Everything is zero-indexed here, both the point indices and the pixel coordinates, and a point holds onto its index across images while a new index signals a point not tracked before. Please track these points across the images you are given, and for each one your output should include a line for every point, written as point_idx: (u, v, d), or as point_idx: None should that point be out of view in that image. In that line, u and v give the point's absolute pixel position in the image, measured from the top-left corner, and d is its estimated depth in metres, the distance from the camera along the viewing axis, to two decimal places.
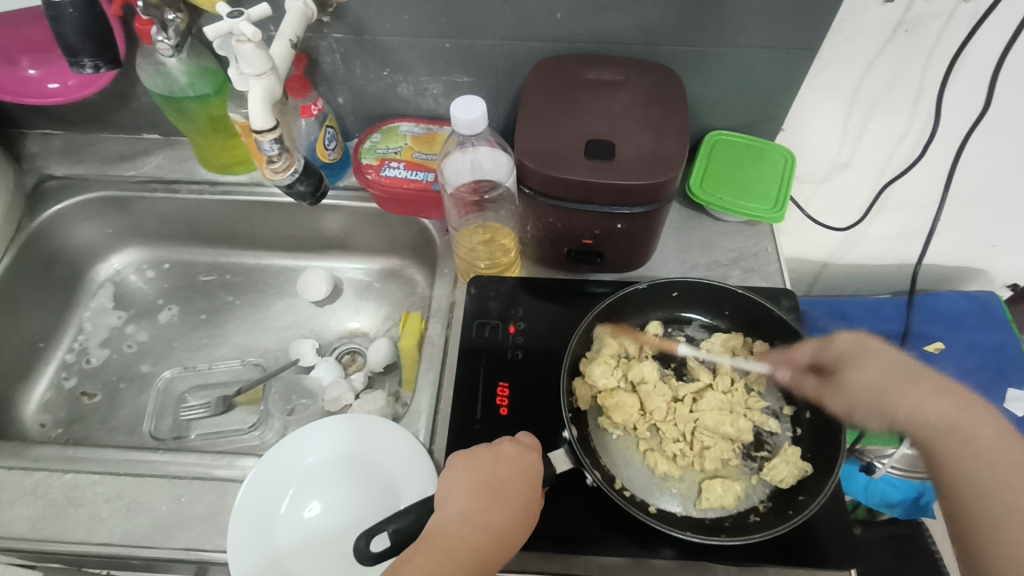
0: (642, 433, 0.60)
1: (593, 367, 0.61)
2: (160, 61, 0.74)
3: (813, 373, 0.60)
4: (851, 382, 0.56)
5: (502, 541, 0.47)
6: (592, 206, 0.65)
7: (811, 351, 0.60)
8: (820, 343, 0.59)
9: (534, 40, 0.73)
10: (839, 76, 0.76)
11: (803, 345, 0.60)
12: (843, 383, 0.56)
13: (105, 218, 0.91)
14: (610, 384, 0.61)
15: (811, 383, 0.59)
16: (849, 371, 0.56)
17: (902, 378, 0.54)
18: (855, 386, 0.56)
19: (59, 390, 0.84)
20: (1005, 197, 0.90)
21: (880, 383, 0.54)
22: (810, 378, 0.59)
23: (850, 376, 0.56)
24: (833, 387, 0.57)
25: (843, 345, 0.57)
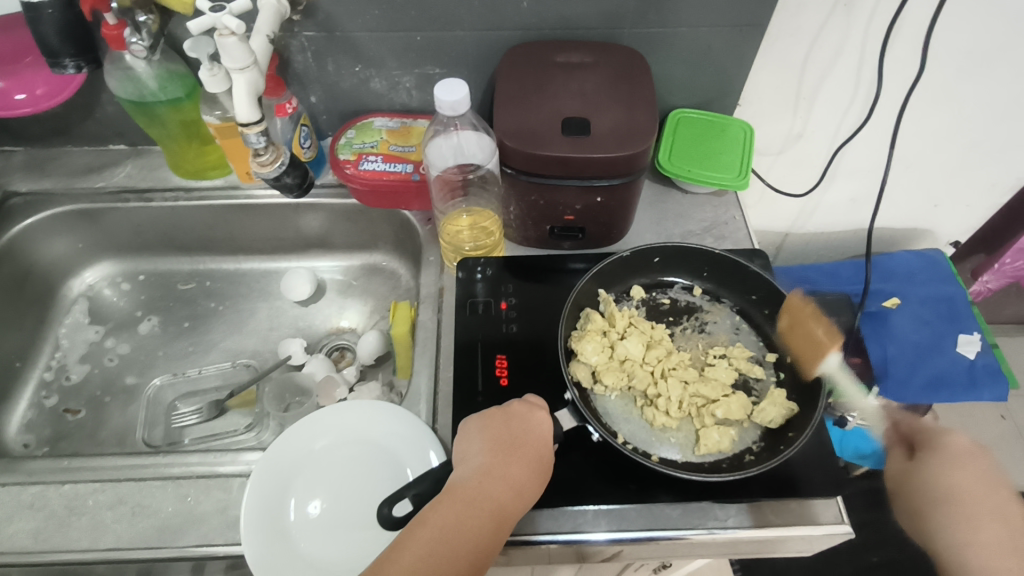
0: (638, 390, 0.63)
1: (585, 345, 0.63)
2: (129, 66, 0.74)
3: (906, 447, 0.59)
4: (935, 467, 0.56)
5: (520, 491, 0.50)
6: (572, 180, 0.68)
7: (922, 426, 0.59)
8: (940, 428, 0.58)
9: (503, 29, 0.76)
10: (788, 50, 0.81)
11: (915, 419, 0.60)
12: (918, 467, 0.57)
13: (76, 231, 0.89)
14: (602, 360, 0.63)
15: (900, 457, 0.59)
16: (932, 463, 0.56)
17: (969, 495, 0.53)
18: (929, 475, 0.55)
19: (40, 409, 0.82)
20: (943, 157, 0.98)
21: (945, 482, 0.54)
22: (902, 451, 0.59)
23: (944, 470, 0.55)
24: (912, 465, 0.57)
25: (957, 446, 0.56)
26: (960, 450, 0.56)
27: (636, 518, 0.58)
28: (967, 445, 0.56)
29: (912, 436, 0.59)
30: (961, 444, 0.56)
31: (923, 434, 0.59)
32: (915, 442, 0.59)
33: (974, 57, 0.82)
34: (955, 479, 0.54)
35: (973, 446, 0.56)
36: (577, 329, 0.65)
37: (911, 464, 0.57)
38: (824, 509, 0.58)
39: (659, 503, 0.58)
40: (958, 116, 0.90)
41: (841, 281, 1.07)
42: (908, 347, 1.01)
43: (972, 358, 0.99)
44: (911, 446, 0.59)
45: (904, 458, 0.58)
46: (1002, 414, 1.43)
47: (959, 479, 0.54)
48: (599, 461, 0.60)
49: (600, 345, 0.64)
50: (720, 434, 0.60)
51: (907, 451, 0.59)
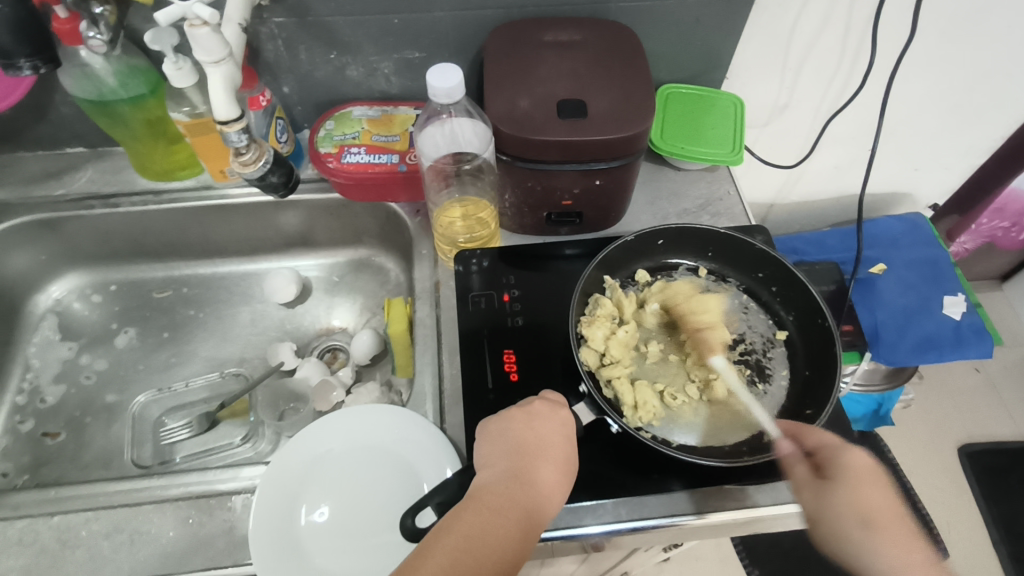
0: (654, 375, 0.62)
1: (594, 330, 0.62)
2: (85, 63, 0.68)
3: (811, 465, 0.53)
4: (839, 493, 0.50)
5: (549, 494, 0.49)
6: (572, 164, 0.65)
7: (826, 442, 0.53)
8: (840, 443, 0.53)
9: (485, 8, 0.72)
10: (777, 20, 0.79)
11: (823, 433, 0.54)
12: (831, 493, 0.51)
13: (37, 243, 0.83)
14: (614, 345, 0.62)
15: (804, 473, 0.53)
16: (854, 486, 0.50)
17: (879, 513, 0.50)
18: (845, 499, 0.50)
19: (15, 435, 0.77)
20: (925, 122, 0.98)
21: (860, 510, 0.50)
22: (804, 467, 0.53)
23: (847, 499, 0.50)
24: (821, 495, 0.51)
25: (858, 463, 0.51)
26: (862, 467, 0.51)
27: (657, 505, 0.57)
28: (871, 461, 0.52)
29: (817, 453, 0.53)
30: (866, 462, 0.52)
31: (831, 453, 0.52)
32: (819, 459, 0.53)
33: (958, 20, 0.82)
34: (857, 506, 0.50)
35: (874, 461, 0.52)
36: (586, 315, 0.64)
37: (820, 486, 0.51)
38: None
39: (677, 490, 0.57)
40: (940, 81, 0.90)
41: (828, 250, 1.08)
42: (896, 311, 1.01)
43: (958, 319, 1.00)
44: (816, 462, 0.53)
45: (810, 478, 0.52)
46: (976, 367, 1.47)
47: (875, 499, 0.50)
48: (617, 451, 0.59)
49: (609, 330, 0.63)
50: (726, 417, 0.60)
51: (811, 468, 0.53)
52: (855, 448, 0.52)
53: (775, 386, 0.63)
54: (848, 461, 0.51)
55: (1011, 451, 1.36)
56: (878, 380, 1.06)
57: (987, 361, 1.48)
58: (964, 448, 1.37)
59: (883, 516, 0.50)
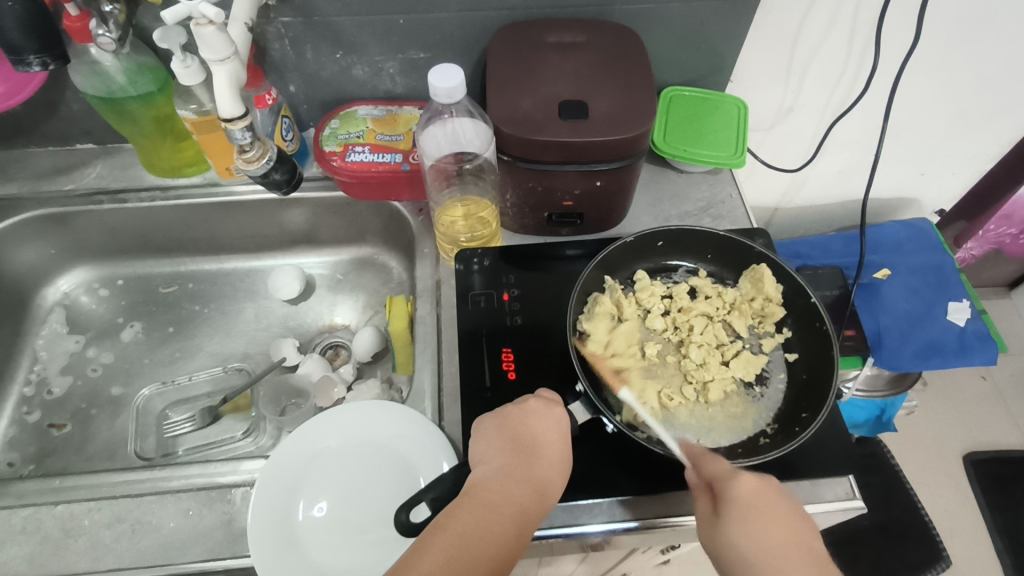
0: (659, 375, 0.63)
1: (594, 324, 0.63)
2: (95, 60, 0.69)
3: (709, 496, 0.50)
4: (735, 525, 0.47)
5: (543, 490, 0.49)
6: (572, 165, 0.66)
7: (719, 471, 0.51)
8: (730, 470, 0.51)
9: (489, 9, 0.73)
10: (782, 24, 0.79)
11: (716, 461, 0.52)
12: (728, 526, 0.48)
13: (47, 237, 0.84)
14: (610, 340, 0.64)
15: (705, 506, 0.50)
16: (741, 517, 0.47)
17: (781, 544, 0.47)
18: (740, 532, 0.47)
19: (22, 426, 0.78)
20: (931, 127, 0.98)
21: (758, 542, 0.46)
22: (707, 500, 0.50)
23: (741, 530, 0.47)
24: (721, 531, 0.48)
25: (750, 491, 0.49)
26: (750, 495, 0.49)
27: (651, 506, 0.57)
28: (758, 485, 0.50)
29: (714, 482, 0.50)
30: (755, 490, 0.49)
31: (723, 481, 0.50)
32: (715, 490, 0.50)
33: (964, 25, 0.81)
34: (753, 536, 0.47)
35: (760, 483, 0.49)
36: (584, 314, 0.64)
37: (715, 519, 0.49)
38: (834, 487, 0.59)
39: (673, 491, 0.58)
40: (946, 85, 0.90)
41: (832, 255, 1.08)
42: (900, 317, 1.01)
43: (962, 326, 0.99)
44: (713, 493, 0.50)
45: (711, 512, 0.49)
46: (983, 375, 1.46)
47: (772, 531, 0.47)
48: (613, 451, 0.60)
49: (609, 327, 0.64)
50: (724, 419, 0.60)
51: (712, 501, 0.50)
52: (744, 474, 0.50)
53: (772, 389, 0.63)
54: (737, 489, 0.49)
55: (1017, 461, 1.35)
56: (880, 387, 1.06)
57: (994, 369, 1.47)
58: (969, 456, 1.36)
59: (784, 547, 0.46)
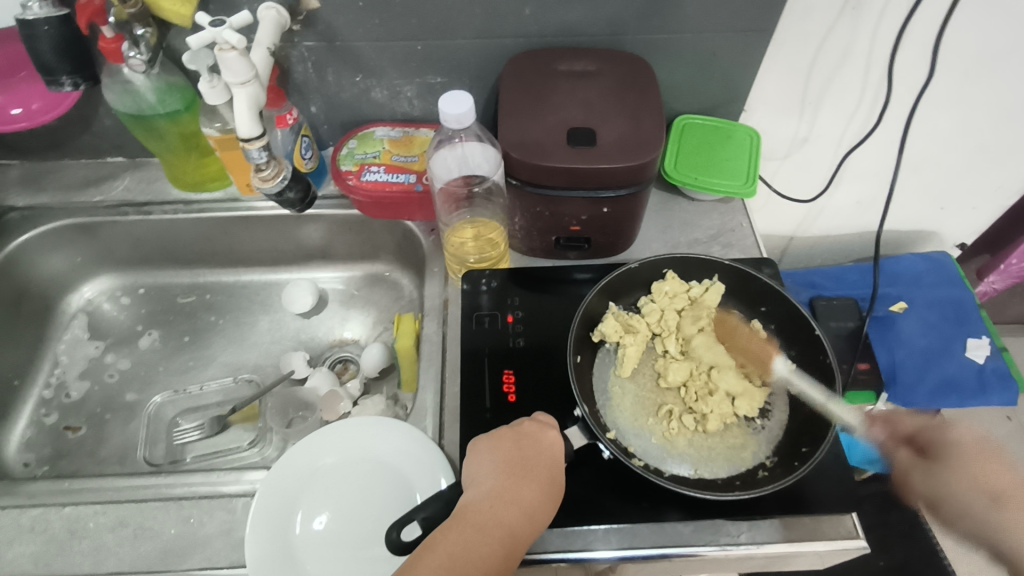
0: (664, 400, 0.63)
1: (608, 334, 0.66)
2: (128, 79, 0.73)
3: (911, 447, 0.61)
4: (958, 463, 0.57)
5: (532, 514, 0.49)
6: (580, 191, 0.67)
7: (920, 427, 0.61)
8: (935, 426, 0.61)
9: (505, 37, 0.75)
10: (795, 56, 0.80)
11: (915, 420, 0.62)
12: (933, 468, 0.58)
13: (74, 246, 0.88)
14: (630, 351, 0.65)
15: (906, 455, 0.61)
16: (954, 459, 0.58)
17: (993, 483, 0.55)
18: (954, 471, 0.57)
19: (40, 427, 0.81)
20: (950, 160, 0.97)
21: (980, 481, 0.55)
22: (908, 451, 0.61)
23: (958, 466, 0.57)
24: (930, 470, 0.58)
25: (961, 439, 0.59)
26: (965, 444, 0.58)
27: (648, 535, 0.57)
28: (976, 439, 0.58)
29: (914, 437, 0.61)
30: (970, 440, 0.58)
31: (929, 433, 0.60)
32: (918, 443, 0.61)
33: (982, 60, 0.81)
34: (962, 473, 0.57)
35: (979, 441, 0.58)
36: (593, 334, 0.66)
37: (923, 465, 0.59)
38: (837, 523, 0.58)
39: (673, 520, 0.57)
40: (964, 119, 0.90)
41: (848, 285, 1.05)
42: (916, 351, 0.99)
43: (981, 363, 0.97)
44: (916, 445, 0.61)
45: (913, 459, 0.60)
46: (1008, 416, 1.41)
47: (986, 469, 0.56)
48: (610, 478, 0.59)
49: (624, 338, 0.66)
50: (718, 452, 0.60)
51: (913, 452, 0.61)
52: (958, 427, 0.59)
53: (774, 421, 0.63)
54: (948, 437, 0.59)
55: None
56: None
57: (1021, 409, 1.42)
58: None
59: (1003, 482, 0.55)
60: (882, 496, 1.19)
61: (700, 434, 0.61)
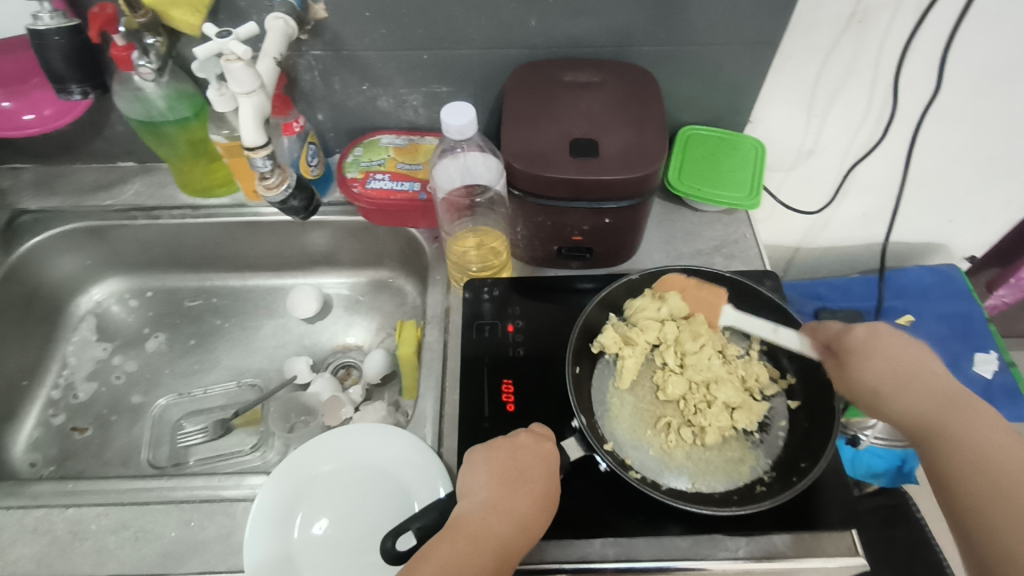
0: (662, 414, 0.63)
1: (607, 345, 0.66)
2: (138, 87, 0.74)
3: (829, 354, 0.61)
4: (866, 362, 0.57)
5: (525, 526, 0.50)
6: (582, 202, 0.67)
7: (831, 334, 0.61)
8: (842, 330, 0.61)
9: (510, 48, 0.75)
10: (801, 68, 0.80)
11: (828, 328, 0.62)
12: (849, 368, 0.58)
13: (85, 249, 0.89)
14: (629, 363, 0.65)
15: (829, 364, 0.61)
16: (866, 356, 0.57)
17: (912, 382, 0.55)
18: (868, 364, 0.57)
19: (47, 427, 0.82)
20: (959, 173, 0.96)
21: (893, 371, 0.56)
22: (830, 360, 0.61)
23: (867, 358, 0.57)
24: (846, 372, 0.58)
25: (863, 336, 0.59)
26: (869, 339, 0.58)
27: (645, 548, 0.57)
28: (872, 329, 0.59)
29: (830, 342, 0.61)
30: (869, 332, 0.59)
31: (838, 340, 0.60)
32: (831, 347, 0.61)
33: (991, 74, 0.80)
34: (912, 403, 0.54)
35: (876, 331, 0.59)
36: (593, 344, 0.67)
37: (839, 365, 0.59)
38: (836, 540, 0.57)
39: (671, 534, 0.57)
40: (973, 133, 0.89)
41: (853, 298, 1.05)
42: None
43: (989, 378, 0.96)
44: (834, 352, 0.61)
45: (834, 363, 0.60)
46: None
47: (894, 363, 0.56)
48: (607, 490, 0.59)
49: (624, 349, 0.66)
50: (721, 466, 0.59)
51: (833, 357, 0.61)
52: (858, 326, 0.59)
53: (773, 435, 0.62)
54: (855, 337, 0.59)
55: None
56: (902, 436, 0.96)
57: None
58: None
59: (911, 372, 0.55)
60: (887, 509, 1.14)
61: (701, 447, 0.60)
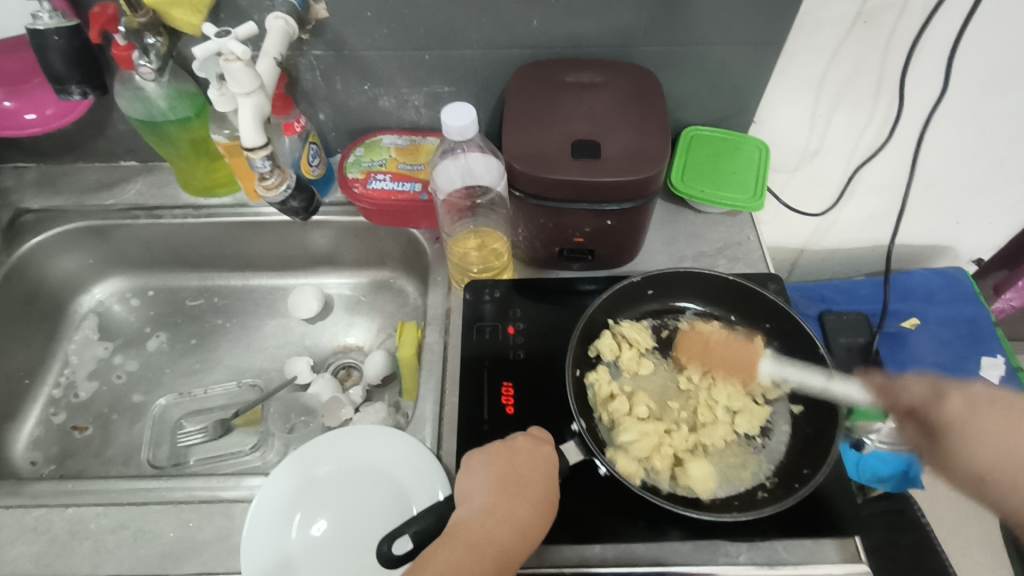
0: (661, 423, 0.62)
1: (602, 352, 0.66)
2: (139, 87, 0.74)
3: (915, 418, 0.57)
4: (957, 436, 0.53)
5: (524, 532, 0.49)
6: (583, 204, 0.66)
7: (916, 398, 0.56)
8: (931, 395, 0.56)
9: (513, 48, 0.75)
10: (806, 69, 0.79)
11: (914, 389, 0.57)
12: (937, 440, 0.54)
13: (87, 248, 0.89)
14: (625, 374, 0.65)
15: (912, 432, 0.56)
16: (956, 431, 0.53)
17: (1016, 459, 0.51)
18: (959, 439, 0.53)
19: (48, 426, 0.82)
20: (966, 174, 0.95)
21: (996, 449, 0.51)
22: (914, 424, 0.57)
23: (963, 433, 0.53)
24: (933, 443, 0.54)
25: (957, 408, 0.54)
26: (961, 412, 0.54)
27: (645, 552, 0.56)
28: (969, 399, 0.54)
29: (916, 407, 0.56)
30: (963, 403, 0.54)
31: (925, 405, 0.56)
32: (917, 413, 0.56)
33: (999, 74, 0.80)
34: (1009, 477, 0.50)
35: (973, 399, 0.54)
36: (591, 349, 0.66)
37: (923, 436, 0.55)
38: (839, 547, 0.57)
39: (672, 540, 0.56)
40: (981, 133, 0.88)
41: (859, 300, 1.04)
42: (928, 369, 0.97)
43: (996, 383, 0.95)
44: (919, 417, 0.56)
45: (918, 433, 0.56)
46: None
47: (993, 438, 0.52)
48: (607, 494, 0.59)
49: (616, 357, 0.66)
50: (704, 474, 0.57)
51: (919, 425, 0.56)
52: (953, 393, 0.55)
53: (776, 440, 0.62)
54: (947, 408, 0.54)
55: None
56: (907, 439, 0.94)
57: None
58: None
59: (1015, 450, 0.51)
60: (891, 513, 1.12)
61: (686, 458, 0.59)
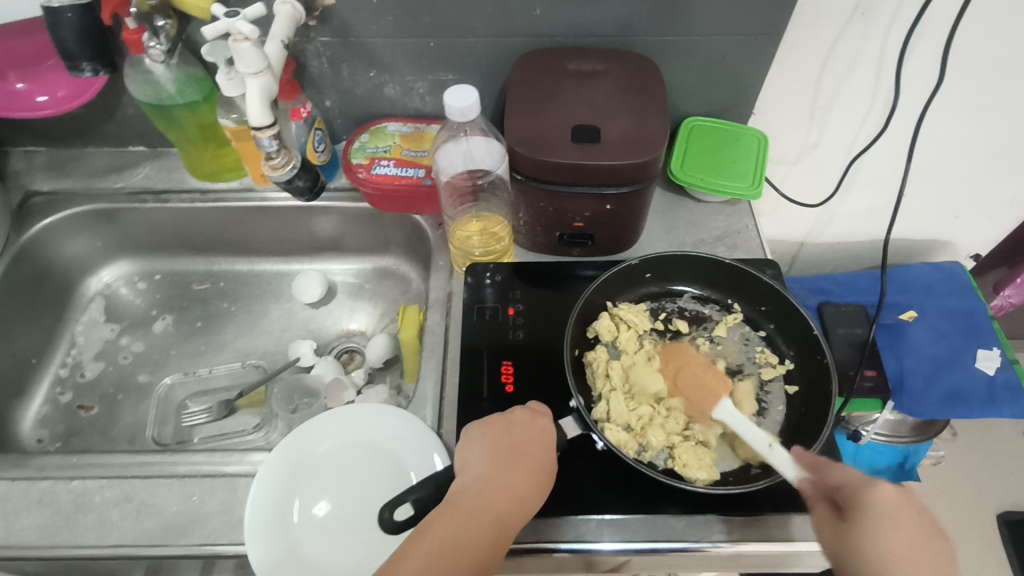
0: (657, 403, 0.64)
1: (602, 332, 0.67)
2: (149, 70, 0.76)
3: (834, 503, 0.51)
4: (869, 538, 0.47)
5: (520, 501, 0.50)
6: (583, 188, 0.67)
7: (849, 480, 0.51)
8: (863, 480, 0.50)
9: (516, 36, 0.76)
10: (805, 60, 0.80)
11: (845, 471, 0.51)
12: (855, 534, 0.48)
13: (95, 231, 0.91)
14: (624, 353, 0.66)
15: (824, 517, 0.50)
16: (872, 530, 0.47)
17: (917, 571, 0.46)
18: (871, 542, 0.47)
19: (55, 405, 0.83)
20: (964, 168, 0.96)
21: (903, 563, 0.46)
22: (825, 508, 0.51)
23: (877, 532, 0.47)
24: (844, 532, 0.49)
25: (886, 501, 0.49)
26: (885, 506, 0.48)
27: (641, 528, 0.57)
28: (896, 494, 0.49)
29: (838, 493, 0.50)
30: (890, 499, 0.49)
31: (852, 492, 0.50)
32: (839, 498, 0.50)
33: (997, 67, 0.80)
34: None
35: (900, 497, 0.49)
36: (590, 330, 0.68)
37: (840, 526, 0.49)
38: None
39: (668, 514, 0.57)
40: (979, 126, 0.89)
41: (857, 292, 1.05)
42: (925, 361, 0.98)
43: (991, 374, 0.96)
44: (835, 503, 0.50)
45: (832, 518, 0.50)
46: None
47: (904, 545, 0.47)
48: (603, 471, 0.60)
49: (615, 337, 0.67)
50: (699, 453, 0.59)
51: (832, 509, 0.51)
52: (880, 486, 0.49)
53: (770, 420, 0.63)
54: (871, 501, 0.49)
55: None
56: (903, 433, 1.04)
57: None
58: (1003, 517, 1.29)
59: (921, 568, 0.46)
60: None
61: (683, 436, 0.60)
